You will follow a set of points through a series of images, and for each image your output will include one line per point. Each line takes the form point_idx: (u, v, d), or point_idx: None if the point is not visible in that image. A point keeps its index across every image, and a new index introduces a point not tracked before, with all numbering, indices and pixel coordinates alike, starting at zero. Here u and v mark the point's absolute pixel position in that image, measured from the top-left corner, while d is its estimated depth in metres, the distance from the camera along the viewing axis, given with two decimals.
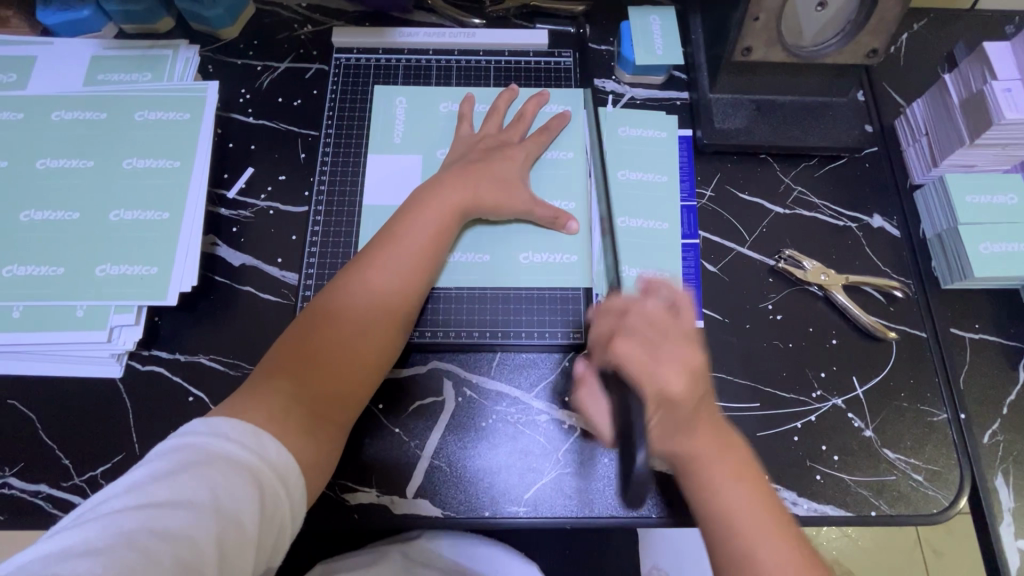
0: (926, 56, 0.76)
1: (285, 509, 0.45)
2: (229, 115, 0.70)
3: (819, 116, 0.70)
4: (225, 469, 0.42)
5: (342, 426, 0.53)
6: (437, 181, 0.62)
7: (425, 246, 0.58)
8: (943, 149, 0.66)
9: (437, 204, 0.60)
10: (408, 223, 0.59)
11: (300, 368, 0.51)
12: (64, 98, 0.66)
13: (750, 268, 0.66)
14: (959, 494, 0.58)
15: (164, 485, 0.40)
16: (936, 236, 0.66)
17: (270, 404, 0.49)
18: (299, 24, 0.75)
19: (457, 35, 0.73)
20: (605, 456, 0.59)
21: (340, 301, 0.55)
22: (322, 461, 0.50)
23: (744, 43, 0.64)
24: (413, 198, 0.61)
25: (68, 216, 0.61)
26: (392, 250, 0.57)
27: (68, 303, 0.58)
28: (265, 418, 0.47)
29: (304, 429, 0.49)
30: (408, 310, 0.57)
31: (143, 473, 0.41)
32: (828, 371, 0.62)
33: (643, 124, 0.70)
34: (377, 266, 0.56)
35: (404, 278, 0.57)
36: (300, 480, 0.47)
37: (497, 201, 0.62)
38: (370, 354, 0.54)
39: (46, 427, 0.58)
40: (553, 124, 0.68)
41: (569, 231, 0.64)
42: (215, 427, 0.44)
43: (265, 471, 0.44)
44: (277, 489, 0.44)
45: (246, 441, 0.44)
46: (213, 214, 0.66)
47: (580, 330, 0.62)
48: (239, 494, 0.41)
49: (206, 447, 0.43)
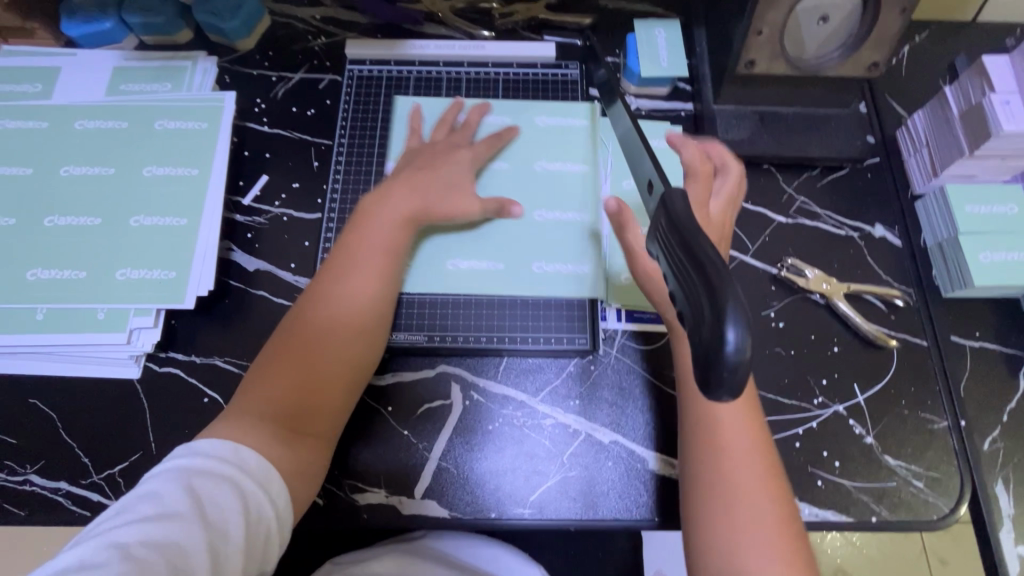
0: (928, 68, 0.78)
1: (270, 516, 0.46)
2: (245, 124, 0.72)
3: (821, 127, 0.71)
4: (208, 481, 0.44)
5: (322, 437, 0.54)
6: (388, 190, 0.63)
7: (381, 256, 0.59)
8: (943, 160, 0.67)
9: (387, 216, 0.61)
10: (362, 237, 0.60)
11: (274, 388, 0.52)
12: (87, 107, 0.68)
13: (753, 276, 0.67)
14: (960, 501, 0.59)
15: (150, 501, 0.43)
16: (937, 245, 0.67)
17: (242, 424, 0.50)
18: (313, 35, 0.77)
19: (466, 47, 0.74)
20: (609, 459, 0.60)
21: (302, 320, 0.56)
22: (301, 470, 0.51)
23: (748, 56, 0.65)
24: (365, 210, 0.62)
25: (90, 222, 0.63)
26: (348, 265, 0.58)
27: (89, 306, 0.60)
28: (236, 437, 0.48)
29: (277, 442, 0.50)
30: (370, 319, 0.57)
31: (132, 494, 0.44)
32: (829, 378, 0.63)
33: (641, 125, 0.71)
34: (334, 281, 0.57)
35: (360, 289, 0.57)
36: (283, 487, 0.48)
37: (456, 207, 0.64)
38: (340, 366, 0.55)
39: (67, 426, 0.60)
40: (505, 134, 0.69)
41: (515, 215, 0.67)
42: (194, 446, 0.47)
43: (247, 479, 0.46)
44: (260, 495, 0.46)
45: (227, 454, 0.46)
46: (229, 220, 0.68)
47: (586, 336, 0.64)
48: (223, 503, 0.44)
49: (189, 464, 0.45)
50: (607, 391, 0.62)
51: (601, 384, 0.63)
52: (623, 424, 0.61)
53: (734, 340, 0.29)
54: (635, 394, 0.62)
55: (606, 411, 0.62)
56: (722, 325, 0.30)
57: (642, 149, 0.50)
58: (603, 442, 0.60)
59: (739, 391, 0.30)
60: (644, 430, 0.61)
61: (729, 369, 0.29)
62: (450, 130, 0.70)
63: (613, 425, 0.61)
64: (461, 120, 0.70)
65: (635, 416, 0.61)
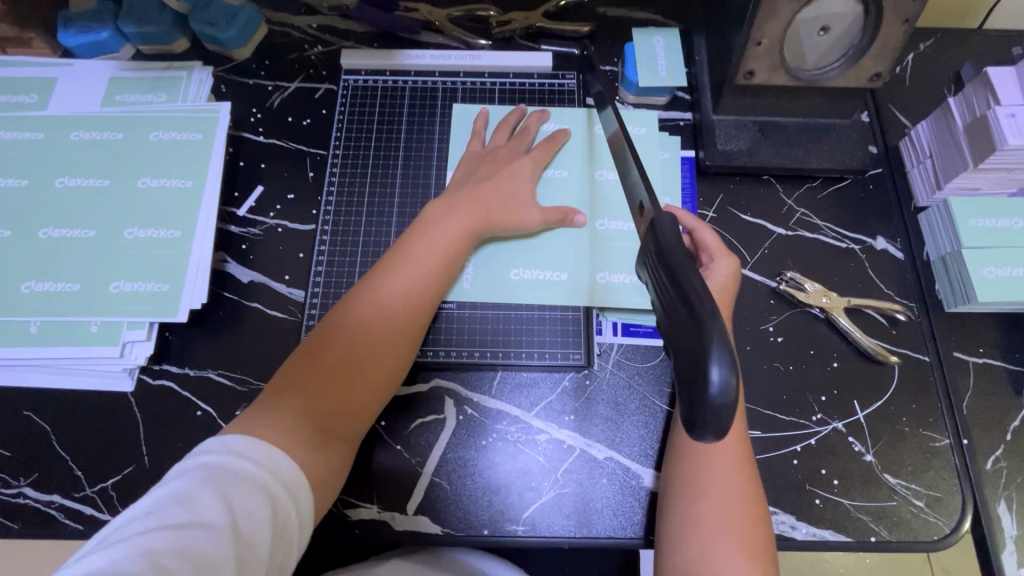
0: (932, 77, 0.76)
1: (295, 527, 0.45)
2: (241, 134, 0.72)
3: (822, 137, 0.70)
4: (242, 488, 0.43)
5: (350, 442, 0.53)
6: (451, 202, 0.63)
7: (435, 268, 0.59)
8: (946, 173, 0.66)
9: (447, 229, 0.61)
10: (418, 245, 0.60)
11: (315, 385, 0.52)
12: (83, 118, 0.68)
13: (751, 290, 0.66)
14: (961, 521, 0.57)
15: (183, 505, 0.41)
16: (940, 258, 0.66)
17: (282, 419, 0.49)
18: (309, 44, 0.77)
19: (463, 57, 0.74)
20: (603, 476, 0.59)
21: (347, 320, 0.55)
22: (330, 476, 0.50)
23: (747, 67, 0.64)
24: (424, 219, 0.62)
25: (84, 234, 0.63)
26: (401, 271, 0.58)
27: (82, 319, 0.60)
28: (277, 435, 0.48)
29: (312, 445, 0.49)
30: (412, 331, 0.57)
31: (162, 494, 0.42)
32: (829, 395, 0.62)
33: (642, 130, 0.71)
34: (386, 285, 0.57)
35: (410, 299, 0.57)
36: (310, 496, 0.47)
37: (512, 218, 0.63)
38: (377, 375, 0.55)
39: (60, 438, 0.60)
40: (559, 136, 0.69)
41: (577, 225, 0.65)
42: (231, 445, 0.45)
43: (279, 488, 0.45)
44: (289, 506, 0.45)
45: (261, 458, 0.45)
46: (223, 231, 0.67)
47: (581, 352, 0.63)
48: (256, 512, 0.42)
49: (224, 466, 0.44)
50: (602, 407, 0.62)
51: (596, 399, 0.62)
52: (618, 440, 0.60)
53: (720, 377, 0.30)
54: (630, 409, 0.62)
55: (600, 426, 0.61)
56: (708, 362, 0.31)
57: (633, 159, 0.50)
58: (597, 458, 0.60)
59: (723, 430, 0.31)
60: (639, 446, 0.60)
61: (713, 406, 0.30)
62: (510, 134, 0.70)
63: (608, 442, 0.60)
64: (472, 128, 0.70)
65: (630, 432, 0.61)
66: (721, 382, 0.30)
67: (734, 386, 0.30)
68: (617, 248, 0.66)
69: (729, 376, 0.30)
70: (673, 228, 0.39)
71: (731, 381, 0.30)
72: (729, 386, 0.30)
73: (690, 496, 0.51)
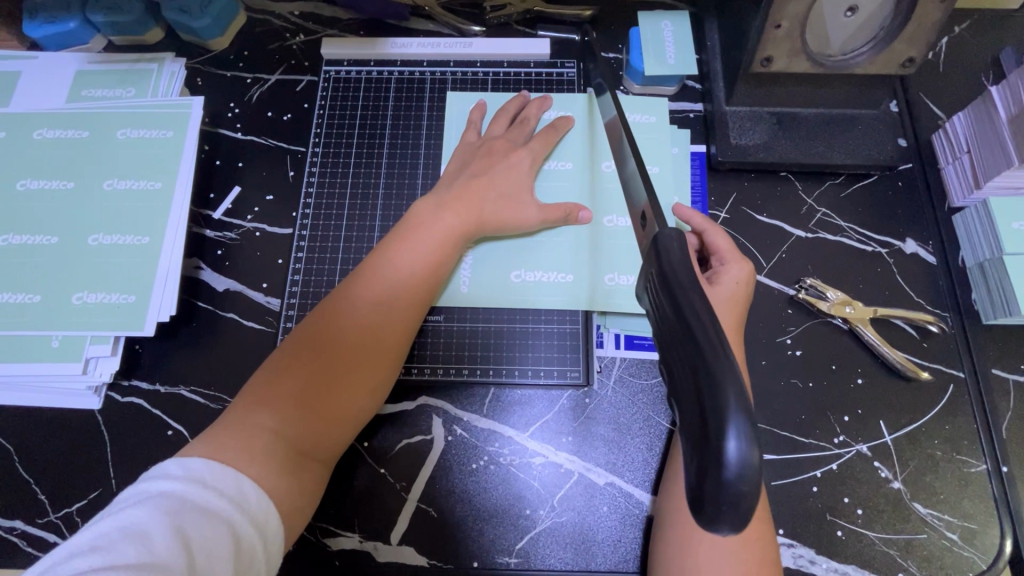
0: (968, 63, 0.69)
1: (263, 567, 0.39)
2: (217, 130, 0.67)
3: (847, 130, 0.64)
4: (202, 521, 0.37)
5: (326, 463, 0.48)
6: (439, 201, 0.57)
7: (425, 270, 0.54)
8: (987, 170, 0.60)
9: (438, 228, 0.55)
10: (406, 246, 0.54)
11: (289, 396, 0.46)
12: (47, 115, 0.64)
13: (767, 299, 0.60)
14: (998, 556, 0.52)
15: (133, 542, 0.35)
16: (977, 265, 0.60)
17: (251, 436, 0.44)
18: (290, 33, 0.71)
19: (453, 45, 0.68)
20: (604, 504, 0.54)
21: (327, 326, 0.50)
22: (304, 502, 0.45)
23: (764, 53, 0.58)
24: (410, 219, 0.57)
25: (46, 240, 0.59)
26: (388, 273, 0.53)
27: (44, 333, 0.56)
28: (246, 457, 0.42)
29: (285, 467, 0.44)
30: (399, 339, 0.52)
31: (110, 525, 0.36)
32: (852, 415, 0.57)
33: (651, 117, 0.65)
34: (371, 288, 0.52)
35: (397, 304, 0.52)
36: (280, 528, 0.42)
37: (507, 219, 0.58)
38: (360, 388, 0.49)
39: (23, 459, 0.56)
40: (560, 124, 0.63)
41: (584, 221, 0.60)
42: (193, 468, 0.40)
43: (245, 520, 0.39)
44: (256, 540, 0.39)
45: (225, 487, 0.40)
46: (197, 236, 0.63)
47: (579, 368, 0.58)
48: (216, 550, 0.37)
49: (183, 495, 0.38)
50: (603, 427, 0.57)
51: (596, 419, 0.57)
52: (621, 464, 0.55)
53: (738, 450, 0.26)
54: (634, 429, 0.57)
55: (601, 449, 0.56)
56: (724, 431, 0.27)
57: (634, 160, 0.45)
58: (597, 484, 0.55)
59: (742, 520, 0.27)
60: (643, 471, 0.55)
61: (731, 483, 0.26)
62: (509, 123, 0.64)
63: (609, 466, 0.55)
64: (469, 118, 0.65)
65: (633, 456, 0.56)
66: (741, 456, 0.26)
67: (754, 461, 0.26)
68: (621, 244, 0.61)
69: (749, 449, 0.26)
70: (680, 245, 0.35)
71: (751, 456, 0.26)
72: (748, 463, 0.26)
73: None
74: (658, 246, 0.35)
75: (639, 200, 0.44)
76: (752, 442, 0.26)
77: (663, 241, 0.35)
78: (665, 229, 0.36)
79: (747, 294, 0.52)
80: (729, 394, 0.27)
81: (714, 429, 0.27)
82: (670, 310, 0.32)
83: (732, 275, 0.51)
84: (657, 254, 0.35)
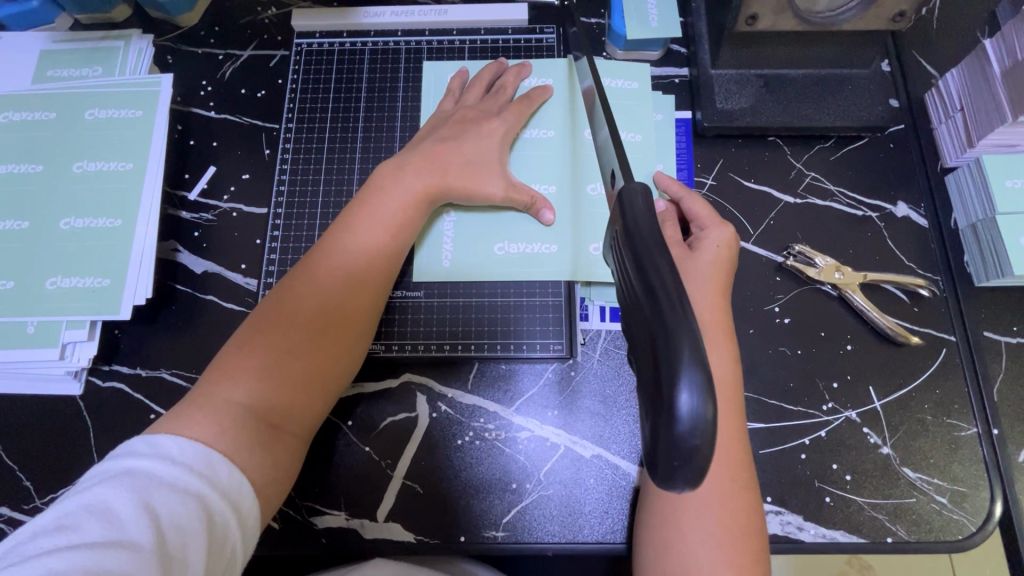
0: (963, 18, 0.67)
1: (238, 538, 0.39)
2: (189, 109, 0.66)
3: (836, 91, 0.62)
4: (171, 496, 0.37)
5: (301, 434, 0.47)
6: (401, 162, 0.55)
7: (389, 234, 0.53)
8: (980, 127, 0.58)
9: (401, 191, 0.54)
10: (369, 211, 0.53)
11: (253, 369, 0.46)
12: (11, 97, 0.62)
13: (755, 267, 0.59)
14: (988, 519, 0.52)
15: (100, 520, 0.35)
16: (970, 226, 0.59)
17: (218, 410, 0.43)
18: (262, 7, 0.69)
19: (428, 13, 0.66)
20: (590, 476, 0.54)
21: (291, 297, 0.49)
22: (279, 473, 0.45)
23: (749, 11, 0.56)
24: (372, 183, 0.55)
25: (17, 226, 0.58)
26: (350, 241, 0.52)
27: (19, 319, 0.55)
28: (213, 430, 0.42)
29: (255, 439, 0.43)
30: (366, 305, 0.51)
31: (77, 504, 0.36)
32: (841, 381, 0.56)
33: (634, 83, 0.63)
34: (333, 255, 0.51)
35: (363, 272, 0.51)
36: (254, 501, 0.41)
37: (473, 185, 0.56)
38: (328, 357, 0.49)
39: (6, 446, 0.55)
40: (536, 94, 0.61)
41: (545, 222, 0.58)
42: (159, 445, 0.39)
43: (215, 494, 0.39)
44: (227, 512, 0.39)
45: (192, 462, 0.39)
46: (173, 218, 0.62)
47: (562, 341, 0.57)
48: (186, 524, 0.36)
49: (150, 472, 0.38)
50: (588, 400, 0.56)
51: (582, 392, 0.56)
52: (607, 436, 0.55)
53: (691, 404, 0.26)
54: (621, 401, 0.56)
55: (587, 422, 0.55)
56: (677, 384, 0.27)
57: (608, 122, 0.43)
58: (584, 456, 0.55)
59: (697, 473, 0.27)
60: (630, 443, 0.55)
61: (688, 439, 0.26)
62: (486, 91, 0.62)
63: (595, 439, 0.55)
64: (448, 87, 0.63)
65: (620, 428, 0.55)
66: (693, 408, 0.26)
67: (707, 414, 0.26)
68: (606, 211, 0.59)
69: (703, 404, 0.26)
70: (644, 201, 0.33)
71: (705, 410, 0.26)
72: (700, 417, 0.26)
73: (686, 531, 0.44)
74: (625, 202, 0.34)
75: (610, 164, 0.43)
76: (706, 397, 0.26)
77: (629, 196, 0.34)
78: (630, 183, 0.35)
79: (731, 256, 0.50)
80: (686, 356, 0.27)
81: (666, 386, 0.27)
82: (632, 269, 0.31)
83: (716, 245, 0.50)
84: (622, 209, 0.34)
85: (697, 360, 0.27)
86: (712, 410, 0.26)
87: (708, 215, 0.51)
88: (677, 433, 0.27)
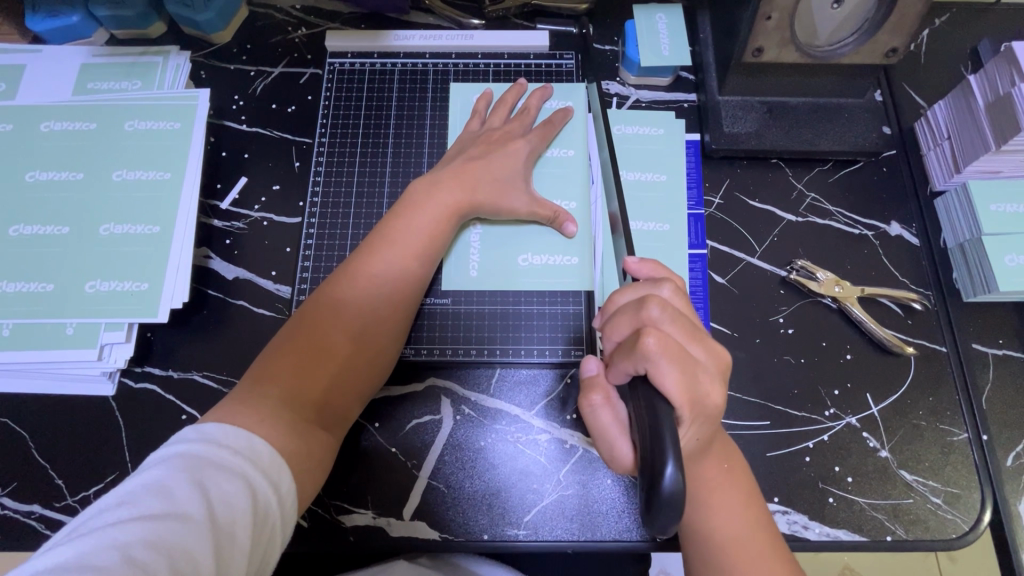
0: (948, 54, 0.73)
1: (279, 520, 0.41)
2: (222, 123, 0.68)
3: (835, 118, 0.67)
4: (221, 477, 0.39)
5: (331, 430, 0.50)
6: (433, 180, 0.59)
7: (422, 247, 0.56)
8: (966, 155, 0.63)
9: (433, 207, 0.57)
10: (403, 224, 0.56)
11: (293, 369, 0.48)
12: (53, 108, 0.64)
13: (760, 281, 0.63)
14: (981, 518, 0.55)
15: (157, 496, 0.37)
16: (958, 245, 0.64)
17: (261, 403, 0.46)
18: (293, 27, 0.73)
19: (455, 37, 0.70)
20: (607, 477, 0.57)
21: (329, 304, 0.52)
22: (312, 464, 0.47)
23: (755, 44, 0.60)
24: (407, 198, 0.58)
25: (58, 230, 0.60)
26: (385, 253, 0.55)
27: (58, 321, 0.57)
28: (255, 419, 0.44)
29: (294, 430, 0.46)
30: (398, 313, 0.54)
31: (135, 483, 0.38)
32: (842, 388, 0.59)
33: (659, 129, 0.67)
34: (368, 265, 0.54)
35: (397, 282, 0.54)
36: (293, 490, 0.44)
37: (500, 201, 0.60)
38: (362, 360, 0.52)
39: (38, 444, 0.57)
40: (557, 118, 0.65)
41: (567, 233, 0.62)
42: (208, 433, 0.41)
43: (259, 476, 0.41)
44: (269, 494, 0.41)
45: (237, 445, 0.41)
46: (206, 226, 0.64)
47: (582, 347, 0.60)
48: (234, 501, 0.38)
49: (200, 454, 0.40)
50: None
51: None
52: None
53: (673, 476, 0.36)
54: None
55: None
56: (665, 466, 0.36)
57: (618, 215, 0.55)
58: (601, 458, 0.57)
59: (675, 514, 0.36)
60: None
61: (666, 501, 0.36)
62: (510, 113, 0.65)
63: None
64: (474, 108, 0.66)
65: None
66: (673, 482, 0.36)
67: (679, 492, 0.36)
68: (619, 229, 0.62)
69: (678, 480, 0.36)
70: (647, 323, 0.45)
71: (680, 483, 0.36)
72: (676, 489, 0.36)
73: (708, 550, 0.47)
74: (644, 297, 0.46)
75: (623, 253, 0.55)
76: (680, 470, 0.37)
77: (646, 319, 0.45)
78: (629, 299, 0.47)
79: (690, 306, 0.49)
80: (668, 436, 0.38)
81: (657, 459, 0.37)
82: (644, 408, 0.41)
83: (706, 342, 0.46)
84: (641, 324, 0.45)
85: (675, 445, 0.37)
86: (684, 487, 0.36)
87: (634, 265, 0.51)
88: (663, 500, 0.36)
